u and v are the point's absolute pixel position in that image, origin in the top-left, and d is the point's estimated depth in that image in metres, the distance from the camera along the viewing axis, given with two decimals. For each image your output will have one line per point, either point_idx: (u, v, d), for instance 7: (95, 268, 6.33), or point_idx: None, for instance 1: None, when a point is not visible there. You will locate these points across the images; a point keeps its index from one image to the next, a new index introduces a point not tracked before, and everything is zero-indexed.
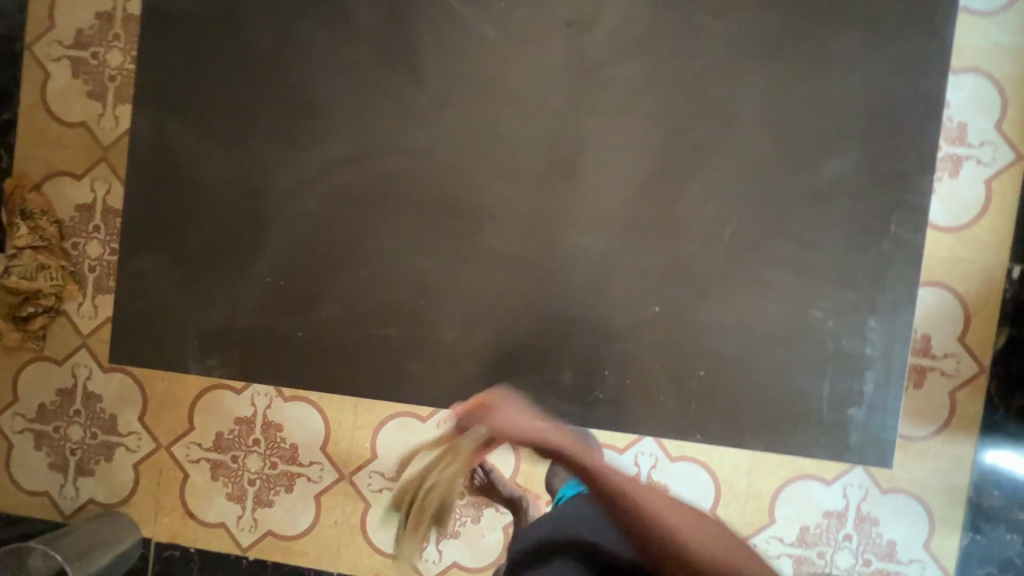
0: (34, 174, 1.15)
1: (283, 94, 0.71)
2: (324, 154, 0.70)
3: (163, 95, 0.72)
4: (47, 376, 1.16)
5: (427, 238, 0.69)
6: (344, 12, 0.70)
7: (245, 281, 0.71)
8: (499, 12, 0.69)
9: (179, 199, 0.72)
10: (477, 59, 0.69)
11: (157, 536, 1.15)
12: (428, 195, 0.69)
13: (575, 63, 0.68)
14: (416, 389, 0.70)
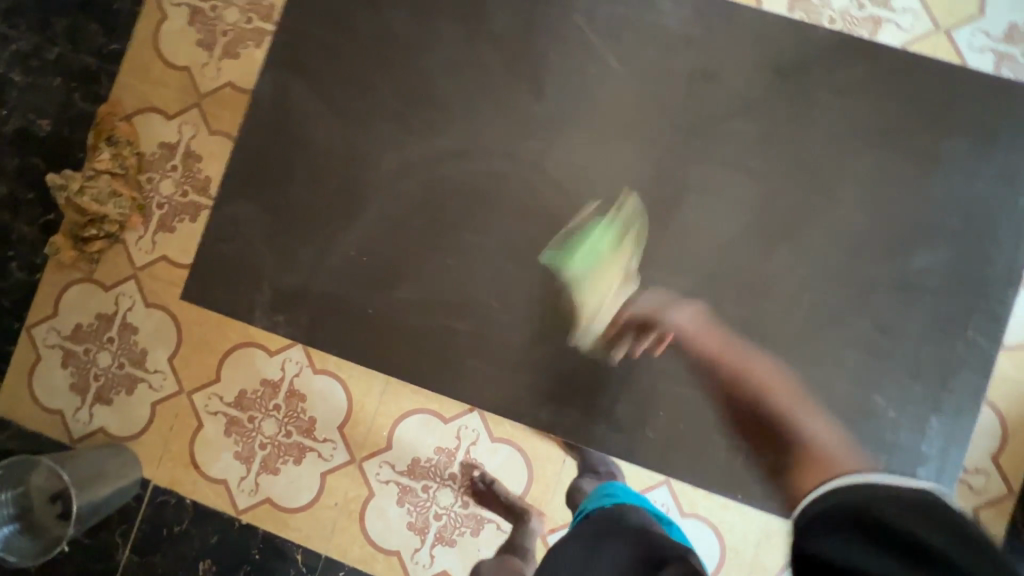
0: (127, 105, 1.19)
1: (410, 80, 0.74)
2: (435, 145, 0.73)
3: (294, 56, 0.75)
4: (90, 299, 1.18)
5: (517, 244, 0.72)
6: (483, 16, 0.74)
7: (332, 247, 0.73)
8: (629, 47, 0.72)
9: (288, 157, 0.75)
10: (600, 86, 0.72)
11: (156, 479, 1.15)
12: (527, 204, 0.72)
13: (693, 110, 0.71)
14: (472, 387, 0.71)
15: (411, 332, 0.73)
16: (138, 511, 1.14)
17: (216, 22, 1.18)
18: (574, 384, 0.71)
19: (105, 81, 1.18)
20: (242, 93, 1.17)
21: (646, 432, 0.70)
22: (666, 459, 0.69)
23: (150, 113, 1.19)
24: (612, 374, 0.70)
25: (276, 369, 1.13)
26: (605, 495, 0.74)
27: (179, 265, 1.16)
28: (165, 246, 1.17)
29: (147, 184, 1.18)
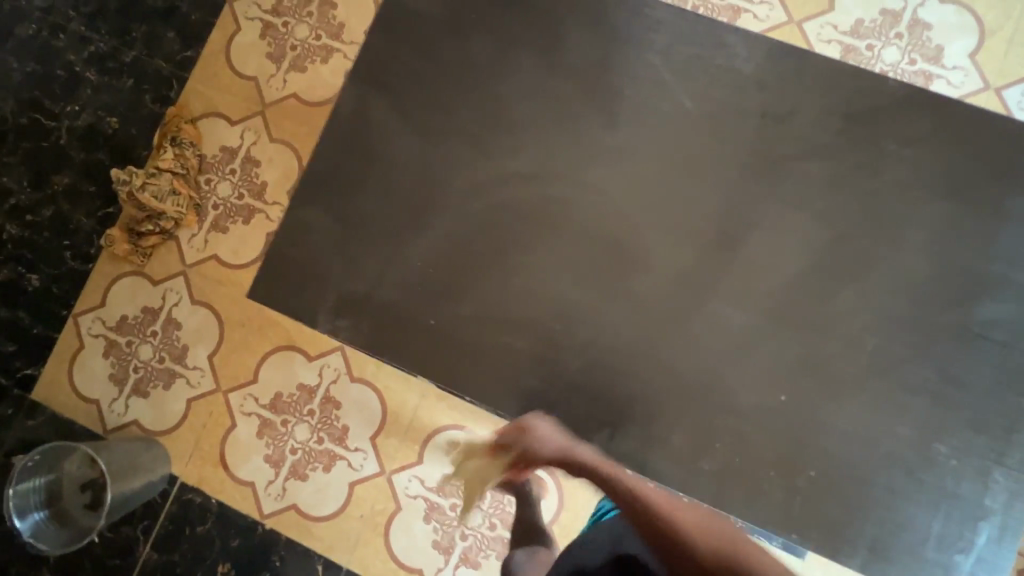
0: (194, 108, 1.24)
1: (486, 103, 0.77)
2: (507, 166, 0.75)
3: (376, 73, 0.79)
4: (139, 292, 1.21)
5: (580, 268, 0.73)
6: (561, 48, 0.77)
7: (399, 257, 0.75)
8: (701, 85, 0.74)
9: (362, 166, 0.77)
10: (670, 120, 0.74)
11: (183, 477, 1.14)
12: (593, 230, 0.74)
13: (761, 150, 0.73)
14: (528, 407, 0.71)
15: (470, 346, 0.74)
16: (161, 508, 1.13)
17: (286, 37, 1.23)
18: (628, 410, 0.71)
19: (176, 86, 1.25)
20: (305, 104, 1.21)
21: (701, 463, 0.69)
22: (721, 494, 0.68)
23: (215, 118, 1.23)
24: (669, 404, 0.70)
25: (313, 375, 1.14)
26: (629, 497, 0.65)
27: (228, 264, 1.19)
28: (216, 246, 1.20)
29: (205, 185, 1.22)
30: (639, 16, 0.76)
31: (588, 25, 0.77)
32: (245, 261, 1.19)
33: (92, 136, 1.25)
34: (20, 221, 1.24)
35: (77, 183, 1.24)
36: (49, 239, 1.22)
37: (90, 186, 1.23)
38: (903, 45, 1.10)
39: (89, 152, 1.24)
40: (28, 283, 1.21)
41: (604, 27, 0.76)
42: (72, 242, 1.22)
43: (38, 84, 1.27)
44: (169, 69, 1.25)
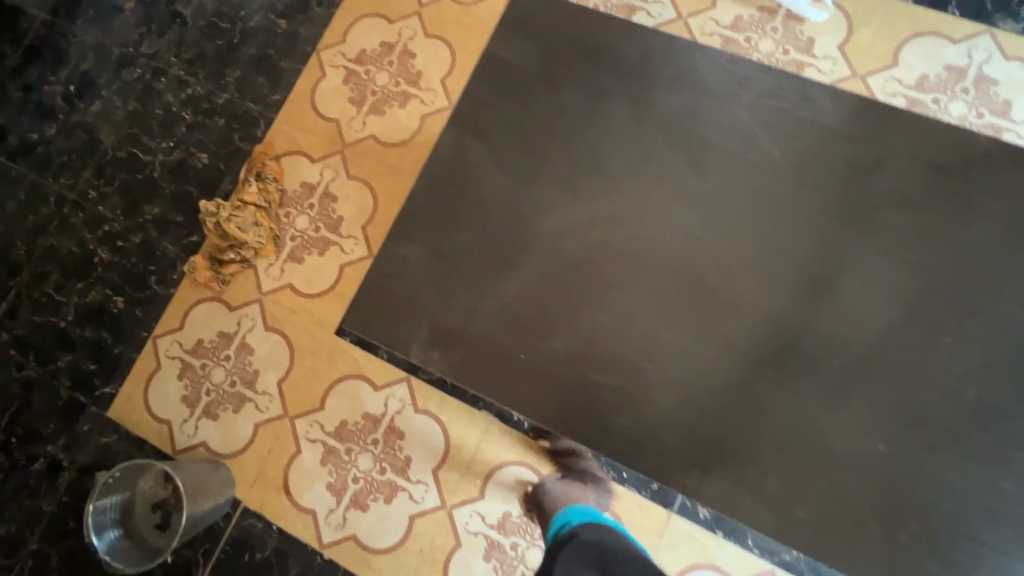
0: (279, 146, 1.32)
1: (580, 149, 0.81)
2: (597, 208, 0.79)
3: (474, 118, 0.84)
4: (215, 316, 1.26)
5: (671, 308, 0.75)
6: (650, 99, 0.81)
7: (495, 293, 0.78)
8: (787, 137, 0.78)
9: (459, 205, 0.81)
10: (759, 170, 0.77)
11: (247, 501, 1.16)
12: (685, 272, 0.76)
13: (850, 200, 0.75)
14: (619, 444, 0.72)
15: (559, 381, 0.75)
16: (223, 531, 1.15)
17: (368, 83, 1.32)
18: (720, 452, 0.71)
19: (263, 125, 1.34)
20: (383, 144, 1.28)
21: (797, 511, 0.69)
22: (817, 541, 0.68)
23: (297, 156, 1.31)
24: (762, 448, 0.70)
25: (379, 405, 1.16)
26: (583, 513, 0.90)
27: (302, 293, 1.24)
28: (291, 275, 1.25)
29: (284, 218, 1.29)
30: (724, 71, 0.81)
31: (676, 79, 0.82)
32: (318, 291, 1.23)
33: (183, 170, 1.34)
34: (111, 246, 1.32)
35: (165, 213, 1.32)
36: (136, 265, 1.31)
37: (177, 216, 1.32)
38: (970, 99, 1.12)
39: (180, 184, 1.33)
40: (113, 307, 1.29)
41: (692, 81, 0.81)
42: (157, 267, 1.30)
43: (137, 122, 1.38)
44: (258, 110, 1.35)
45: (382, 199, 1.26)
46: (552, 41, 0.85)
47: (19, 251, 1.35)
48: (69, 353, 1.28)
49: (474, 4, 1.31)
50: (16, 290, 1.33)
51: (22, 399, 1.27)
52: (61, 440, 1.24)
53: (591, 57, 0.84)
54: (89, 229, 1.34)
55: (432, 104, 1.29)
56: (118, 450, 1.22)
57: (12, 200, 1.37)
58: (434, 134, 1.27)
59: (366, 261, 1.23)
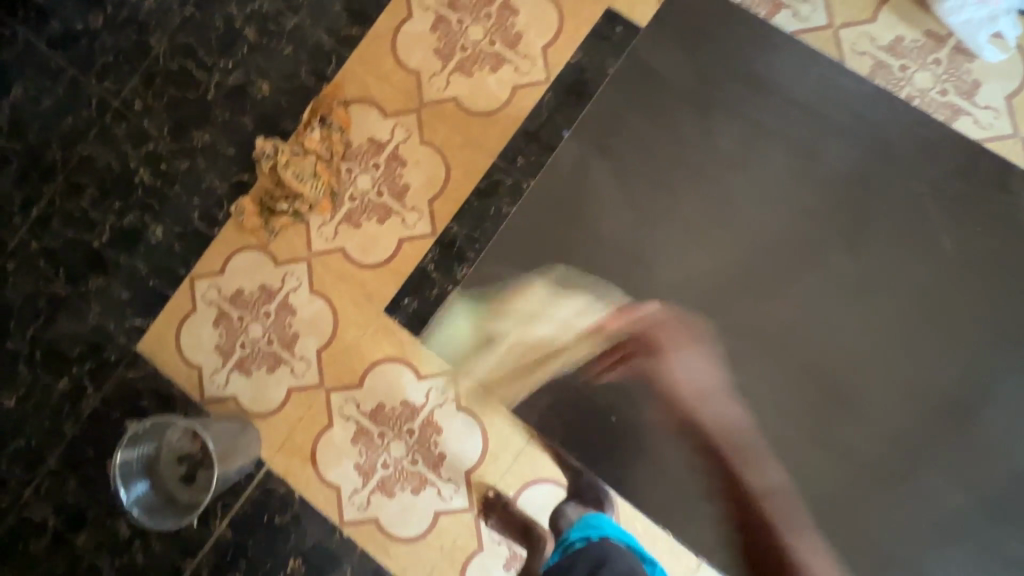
0: (349, 90, 1.18)
1: (715, 199, 0.75)
2: (722, 270, 0.73)
3: (605, 138, 0.75)
4: (259, 268, 1.18)
5: (780, 396, 0.72)
6: (808, 157, 0.74)
7: (597, 340, 0.75)
8: (955, 237, 0.73)
9: (575, 235, 0.75)
10: (900, 266, 0.73)
11: (271, 464, 1.14)
12: (805, 361, 0.72)
13: (1007, 321, 0.72)
14: (694, 523, 0.72)
15: (648, 448, 0.73)
16: (245, 489, 1.14)
17: (458, 36, 1.16)
18: (798, 551, 0.70)
19: (335, 63, 1.19)
20: (466, 111, 1.15)
21: None
22: None
23: (368, 106, 1.18)
24: (843, 557, 0.69)
25: (420, 394, 1.11)
26: (591, 526, 0.86)
27: (354, 261, 1.15)
28: (346, 240, 1.16)
29: (345, 174, 1.17)
30: (888, 143, 0.74)
31: (842, 139, 0.74)
32: (372, 262, 1.15)
33: (240, 97, 1.21)
34: (154, 169, 1.22)
35: (217, 143, 1.21)
36: (180, 195, 1.21)
37: (229, 151, 1.20)
38: None
39: (235, 114, 1.21)
40: (151, 235, 1.21)
41: (858, 144, 0.74)
42: (202, 202, 1.21)
43: (195, 32, 1.23)
44: (331, 43, 1.19)
45: (456, 174, 1.14)
46: (707, 64, 0.76)
47: (54, 154, 1.24)
48: (101, 276, 1.22)
49: None
50: (49, 196, 1.24)
51: (48, 314, 1.22)
52: (86, 365, 1.21)
53: (747, 94, 0.76)
54: (132, 144, 1.23)
55: (527, 75, 1.14)
56: (149, 388, 1.19)
57: (49, 95, 1.25)
58: (525, 112, 1.13)
59: (428, 241, 1.13)
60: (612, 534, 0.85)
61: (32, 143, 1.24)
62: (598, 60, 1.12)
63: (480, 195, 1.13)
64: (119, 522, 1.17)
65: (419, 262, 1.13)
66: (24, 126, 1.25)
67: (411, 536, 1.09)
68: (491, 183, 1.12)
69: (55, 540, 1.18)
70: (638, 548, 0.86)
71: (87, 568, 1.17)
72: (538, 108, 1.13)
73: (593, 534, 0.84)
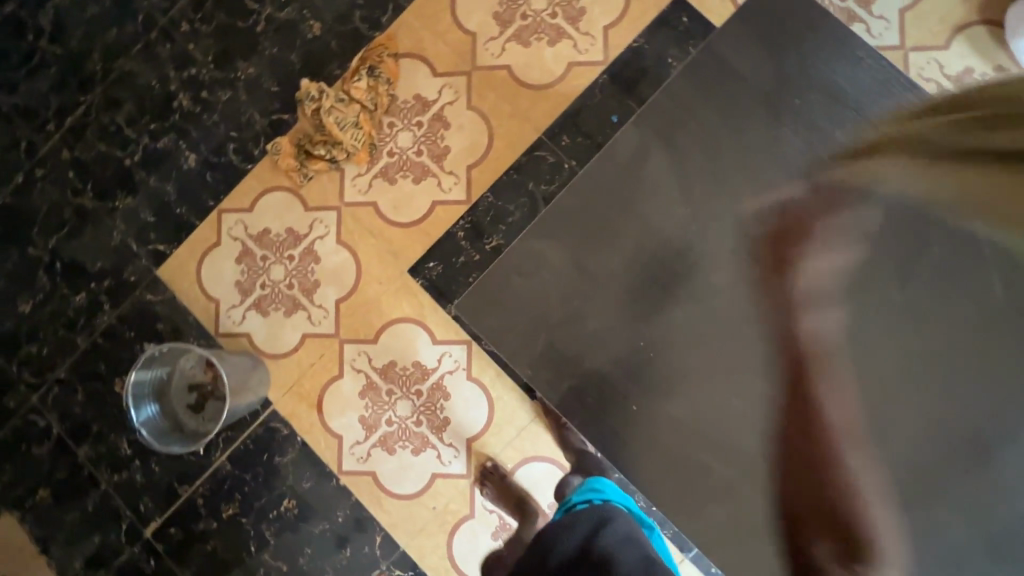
0: (401, 42, 1.16)
1: (771, 206, 0.75)
2: (767, 277, 0.74)
3: (668, 129, 0.78)
4: (289, 210, 1.17)
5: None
6: None
7: (633, 325, 0.76)
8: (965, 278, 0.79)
9: (625, 221, 0.77)
10: (913, 303, 0.79)
11: (277, 405, 1.15)
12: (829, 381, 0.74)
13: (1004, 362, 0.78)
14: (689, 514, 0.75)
15: (661, 439, 0.75)
16: (248, 426, 1.15)
17: (521, 3, 1.13)
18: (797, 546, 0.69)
19: (391, 12, 1.16)
20: (518, 82, 1.13)
21: None
22: None
23: (419, 62, 1.15)
24: None
25: (433, 358, 1.12)
26: (594, 490, 0.85)
27: (385, 218, 1.15)
28: (379, 194, 1.15)
29: (386, 127, 1.16)
30: None
31: None
32: (403, 221, 1.14)
33: (290, 33, 1.18)
34: (193, 95, 1.21)
35: (261, 77, 1.19)
36: (216, 125, 1.20)
37: (272, 87, 1.18)
38: None
39: (282, 49, 1.18)
40: (183, 161, 1.20)
41: None
42: (239, 135, 1.19)
43: None
44: None
45: (499, 144, 1.12)
46: (778, 73, 0.77)
47: (95, 66, 1.23)
48: (129, 195, 1.21)
49: None
50: (86, 107, 1.23)
51: (72, 226, 1.22)
52: (106, 281, 1.21)
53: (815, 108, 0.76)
54: (173, 66, 1.21)
55: (585, 53, 1.11)
56: (164, 313, 1.19)
57: (97, 5, 1.23)
58: (577, 91, 1.11)
59: (461, 208, 1.13)
60: (615, 499, 0.85)
61: (74, 50, 1.23)
62: (659, 48, 1.09)
63: (520, 169, 1.11)
64: (121, 439, 1.19)
65: (451, 228, 1.13)
66: (69, 33, 1.23)
67: (405, 494, 1.11)
68: (532, 159, 1.11)
69: (57, 447, 1.20)
70: (640, 515, 0.86)
71: (85, 478, 1.19)
72: (591, 88, 1.11)
73: (597, 497, 0.83)
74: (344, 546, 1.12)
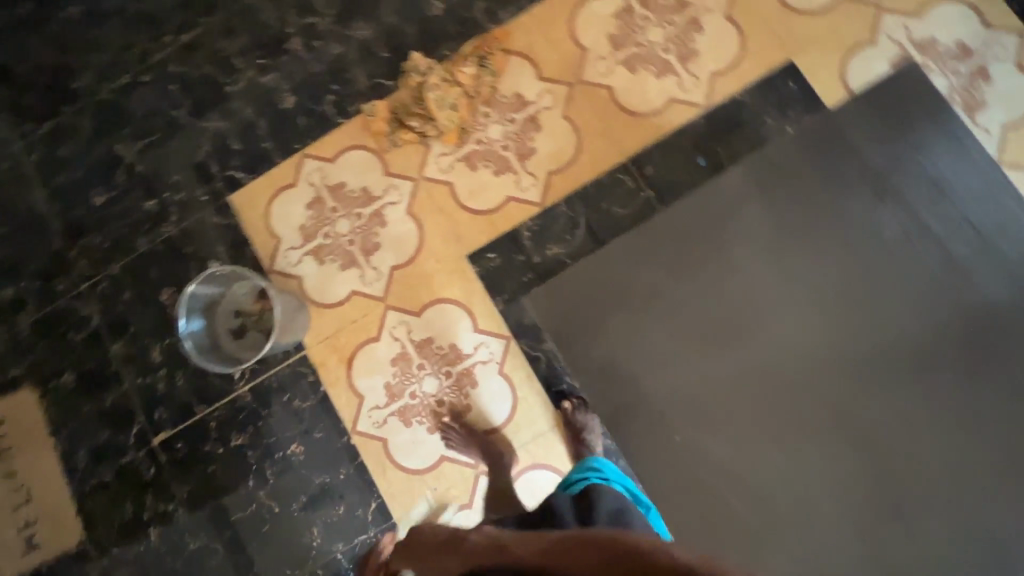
0: (515, 40, 1.20)
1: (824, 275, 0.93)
2: (806, 329, 0.92)
3: (772, 184, 0.97)
4: (368, 171, 1.21)
5: (803, 453, 0.89)
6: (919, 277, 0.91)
7: (687, 340, 0.95)
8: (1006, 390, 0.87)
9: (712, 254, 0.96)
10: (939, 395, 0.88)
11: (309, 352, 1.18)
12: (837, 443, 0.89)
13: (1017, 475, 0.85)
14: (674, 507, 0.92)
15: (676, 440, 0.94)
16: (276, 364, 1.18)
17: (637, 32, 1.17)
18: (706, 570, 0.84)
19: (512, 10, 1.20)
20: (616, 104, 1.16)
21: None
22: None
23: (527, 62, 1.19)
24: None
25: (470, 344, 1.14)
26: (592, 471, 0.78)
27: (458, 200, 1.18)
28: (457, 177, 1.18)
29: (480, 116, 1.19)
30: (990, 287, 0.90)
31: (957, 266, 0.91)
32: (474, 207, 1.17)
33: (412, 7, 1.23)
34: (306, 42, 1.25)
35: (374, 41, 1.23)
36: (321, 75, 1.24)
37: (382, 52, 1.23)
38: None
39: (401, 21, 1.23)
40: (281, 101, 1.25)
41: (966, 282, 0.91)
42: (339, 89, 1.23)
43: None
44: None
45: (583, 157, 1.15)
46: (878, 165, 0.94)
47: None
48: (222, 120, 1.26)
49: (793, 18, 1.13)
50: (204, 29, 1.28)
51: (162, 136, 1.27)
52: (179, 194, 1.25)
53: (916, 195, 0.93)
54: (294, 11, 1.26)
55: (687, 93, 1.14)
56: (225, 238, 1.23)
57: None
58: (670, 126, 1.14)
59: (533, 208, 1.15)
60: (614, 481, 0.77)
61: None
62: (758, 108, 1.12)
63: (598, 186, 1.14)
64: (152, 346, 1.22)
65: (519, 225, 1.15)
66: None
67: (410, 469, 1.13)
68: (612, 180, 1.14)
69: (91, 338, 1.24)
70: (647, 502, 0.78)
71: (110, 373, 1.23)
72: (686, 127, 1.13)
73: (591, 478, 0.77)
74: (338, 502, 1.14)
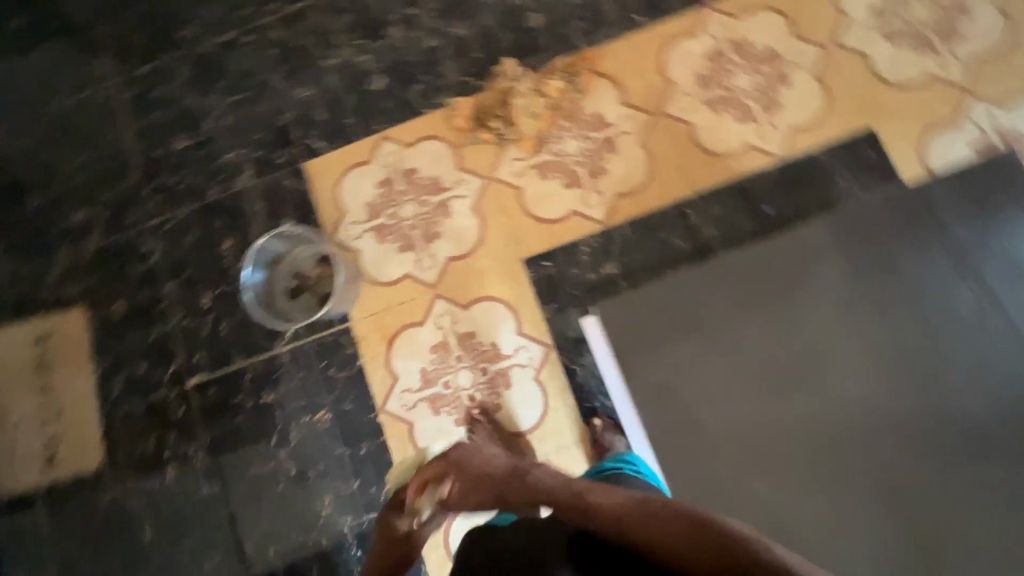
0: (605, 63, 1.23)
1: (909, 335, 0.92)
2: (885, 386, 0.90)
3: (859, 238, 0.97)
4: (441, 162, 1.24)
5: (867, 512, 0.86)
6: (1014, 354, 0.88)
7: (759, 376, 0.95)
8: None
9: (790, 296, 0.97)
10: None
11: (353, 324, 1.20)
12: (906, 502, 0.85)
13: None
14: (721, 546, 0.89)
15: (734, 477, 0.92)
16: (319, 330, 1.21)
17: (725, 75, 1.20)
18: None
19: (607, 35, 1.24)
20: (694, 140, 1.18)
21: None
22: None
23: (613, 85, 1.22)
24: None
25: (511, 345, 1.15)
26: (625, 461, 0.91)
27: (524, 205, 1.20)
28: (527, 182, 1.21)
29: (559, 128, 1.22)
30: None
31: None
32: (538, 214, 1.20)
33: (511, 16, 1.27)
34: (405, 31, 1.30)
35: (469, 41, 1.28)
36: (413, 65, 1.29)
37: (476, 53, 1.27)
38: None
39: (499, 27, 1.27)
40: (371, 82, 1.29)
41: None
42: (428, 81, 1.28)
43: None
44: (614, 18, 1.25)
45: (653, 185, 1.18)
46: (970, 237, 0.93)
47: None
48: (312, 90, 1.31)
49: (880, 88, 1.16)
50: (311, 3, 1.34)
51: (252, 95, 1.33)
52: (257, 153, 1.30)
53: (998, 272, 0.91)
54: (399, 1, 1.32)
55: (765, 142, 1.16)
56: (294, 201, 1.27)
57: None
58: (744, 171, 1.16)
59: (595, 225, 1.18)
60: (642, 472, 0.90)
61: None
62: (833, 169, 1.13)
63: (663, 216, 1.16)
64: (205, 292, 1.26)
65: (579, 239, 1.18)
66: None
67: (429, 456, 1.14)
68: (678, 213, 1.16)
69: (148, 273, 1.28)
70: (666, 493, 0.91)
71: (160, 310, 1.26)
72: (759, 174, 1.15)
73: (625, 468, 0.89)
74: (354, 477, 1.15)
